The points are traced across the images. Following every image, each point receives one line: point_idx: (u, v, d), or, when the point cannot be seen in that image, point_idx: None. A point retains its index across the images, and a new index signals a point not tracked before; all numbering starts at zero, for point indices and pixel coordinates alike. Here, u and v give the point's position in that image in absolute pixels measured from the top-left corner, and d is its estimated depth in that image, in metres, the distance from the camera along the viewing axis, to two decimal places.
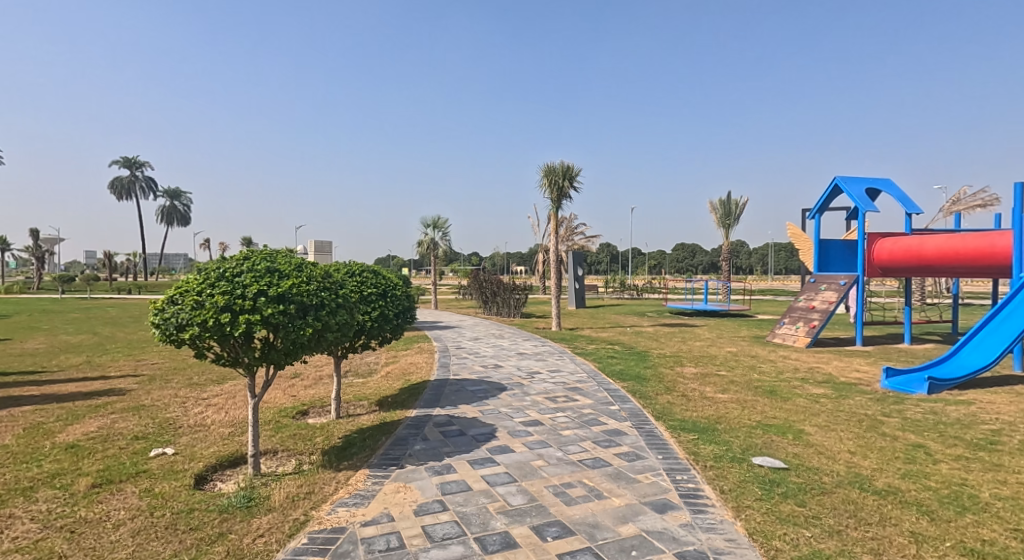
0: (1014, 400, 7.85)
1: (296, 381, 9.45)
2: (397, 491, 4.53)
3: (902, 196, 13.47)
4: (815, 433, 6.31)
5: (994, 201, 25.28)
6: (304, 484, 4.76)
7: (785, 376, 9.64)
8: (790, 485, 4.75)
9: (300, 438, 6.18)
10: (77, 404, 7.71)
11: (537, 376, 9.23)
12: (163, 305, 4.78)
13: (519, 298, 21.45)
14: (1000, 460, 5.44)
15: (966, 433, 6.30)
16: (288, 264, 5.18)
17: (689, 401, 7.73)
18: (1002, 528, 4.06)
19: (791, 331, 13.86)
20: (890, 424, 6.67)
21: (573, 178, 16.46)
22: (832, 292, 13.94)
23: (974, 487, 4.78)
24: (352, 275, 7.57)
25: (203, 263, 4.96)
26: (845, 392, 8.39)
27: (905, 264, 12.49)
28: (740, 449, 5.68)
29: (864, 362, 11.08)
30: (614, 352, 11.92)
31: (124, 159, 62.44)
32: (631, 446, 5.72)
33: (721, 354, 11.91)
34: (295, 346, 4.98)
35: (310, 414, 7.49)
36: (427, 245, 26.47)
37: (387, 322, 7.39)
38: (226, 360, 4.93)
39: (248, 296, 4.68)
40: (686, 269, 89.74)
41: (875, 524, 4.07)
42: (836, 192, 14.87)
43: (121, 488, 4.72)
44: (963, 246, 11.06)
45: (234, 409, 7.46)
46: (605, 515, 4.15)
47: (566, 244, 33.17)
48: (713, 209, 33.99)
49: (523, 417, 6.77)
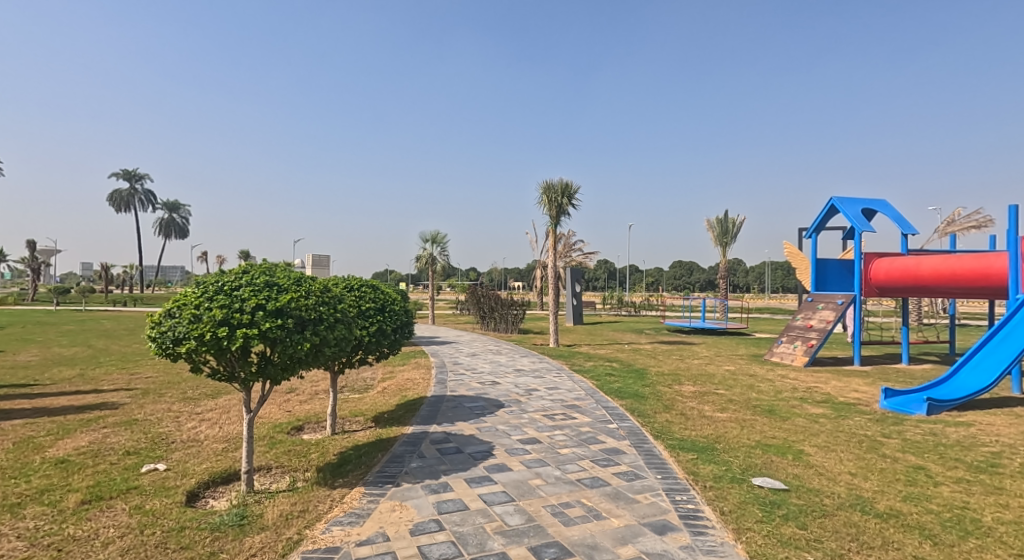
0: (1013, 423, 7.80)
1: (291, 397, 9.34)
2: (392, 509, 4.46)
3: (898, 217, 13.53)
4: (815, 453, 6.26)
5: (990, 222, 25.45)
6: (298, 502, 4.67)
7: (784, 395, 9.55)
8: (792, 507, 4.68)
9: (294, 454, 6.10)
10: (69, 418, 7.60)
11: (535, 393, 9.15)
12: (161, 319, 4.75)
13: (518, 313, 21.24)
14: (1001, 482, 5.39)
15: (965, 455, 6.25)
16: (287, 279, 5.16)
17: (688, 419, 7.66)
18: (1006, 553, 4.01)
19: (789, 350, 13.84)
20: (890, 445, 6.63)
21: (572, 195, 16.53)
22: (829, 311, 13.86)
23: (976, 511, 4.72)
24: (351, 290, 7.55)
25: (202, 276, 4.94)
26: (844, 413, 8.31)
27: (902, 283, 12.47)
28: (739, 469, 5.63)
29: (862, 383, 11.00)
30: (612, 369, 11.80)
31: (125, 172, 62.27)
32: (629, 465, 5.66)
33: (720, 372, 11.86)
34: (292, 361, 4.91)
35: (306, 429, 7.40)
36: (425, 260, 26.51)
37: (385, 337, 7.34)
38: (222, 375, 4.88)
39: (246, 310, 4.65)
40: (683, 287, 89.86)
41: (877, 548, 4.02)
42: (832, 213, 14.95)
43: (111, 505, 4.63)
44: (959, 267, 11.06)
45: (229, 424, 7.38)
46: (604, 536, 4.08)
47: (564, 260, 33.22)
48: (710, 227, 34.07)
49: (521, 434, 6.71)
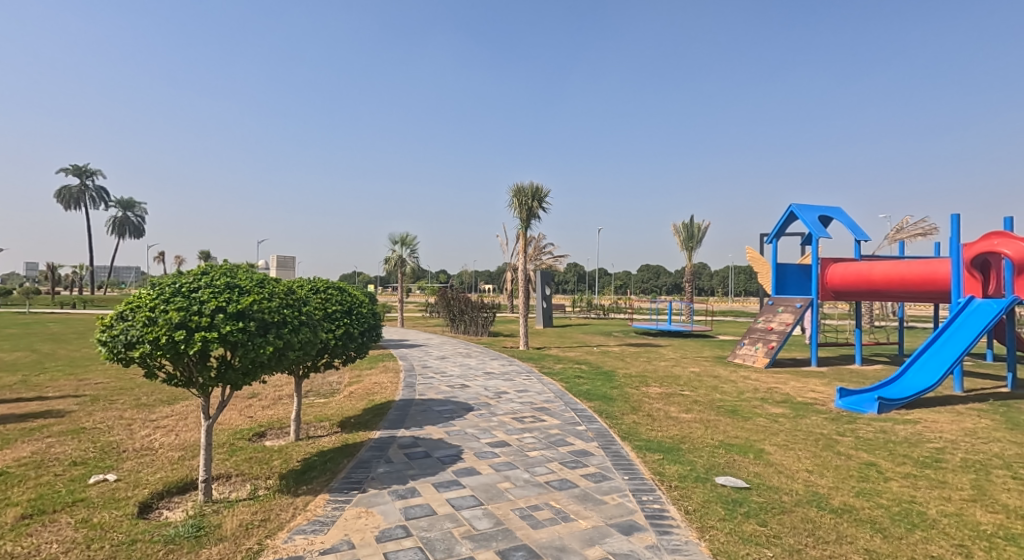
0: (958, 420, 8.11)
1: (253, 402, 9.06)
2: (358, 516, 4.34)
3: (852, 223, 13.96)
4: (775, 451, 6.37)
5: (935, 230, 26.55)
6: (259, 510, 4.51)
7: (746, 396, 9.74)
8: (753, 504, 4.74)
9: (255, 462, 5.90)
10: (10, 427, 7.20)
11: (504, 395, 9.10)
12: (112, 322, 4.53)
13: (488, 316, 21.13)
14: (945, 476, 5.59)
15: (913, 451, 6.46)
16: (249, 280, 4.98)
17: (654, 420, 7.72)
18: (949, 544, 4.13)
19: (751, 352, 14.13)
20: (844, 442, 6.79)
21: (542, 199, 16.55)
22: (788, 314, 14.21)
23: (923, 504, 4.86)
24: (316, 292, 7.37)
25: (157, 278, 4.73)
26: (803, 412, 8.50)
27: (855, 287, 12.84)
28: (703, 468, 5.68)
29: (820, 383, 11.30)
30: (580, 372, 11.84)
31: (75, 168, 59.81)
32: (597, 466, 5.65)
33: (685, 374, 12.02)
34: (254, 366, 4.73)
35: (268, 435, 7.18)
36: (394, 262, 26.17)
37: (351, 341, 7.18)
38: (178, 381, 4.69)
39: (205, 313, 4.46)
40: (650, 290, 91.23)
41: (832, 542, 4.09)
42: (791, 220, 15.33)
43: (54, 519, 4.38)
44: (909, 272, 11.47)
45: (185, 431, 7.11)
46: (572, 538, 4.05)
47: (534, 263, 33.32)
48: (676, 232, 34.64)
49: (490, 437, 6.64)
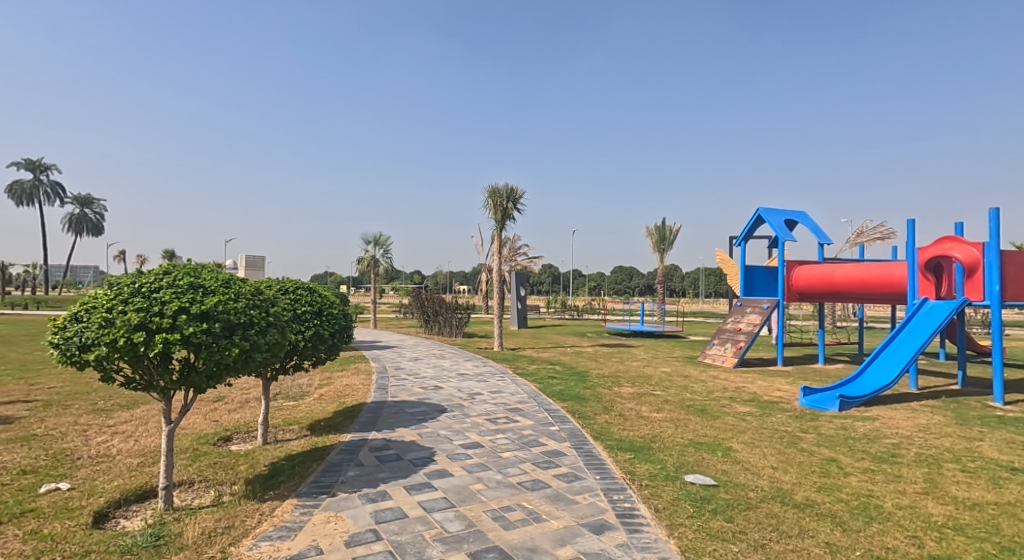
0: (914, 416, 8.38)
1: (219, 406, 8.85)
2: (327, 521, 4.26)
3: (816, 226, 14.32)
4: (741, 449, 6.48)
5: (893, 233, 27.43)
6: (223, 517, 4.39)
7: (715, 395, 9.90)
8: (719, 501, 4.80)
9: (220, 467, 5.75)
10: None
11: (477, 397, 9.07)
12: (66, 323, 4.37)
13: (462, 317, 21.04)
14: (900, 470, 5.76)
15: (871, 447, 6.65)
16: (214, 281, 4.85)
17: (625, 420, 7.79)
18: (903, 535, 4.25)
19: (721, 352, 14.37)
20: (808, 439, 6.95)
21: (517, 200, 16.56)
22: (756, 314, 14.50)
23: (880, 497, 5.00)
24: (285, 293, 7.24)
25: (116, 277, 4.58)
26: (768, 411, 8.68)
27: (819, 289, 13.17)
28: (672, 467, 5.74)
29: (786, 382, 11.55)
30: (553, 372, 11.88)
31: (29, 162, 57.60)
32: (569, 467, 5.67)
33: (657, 374, 12.17)
34: (219, 369, 4.60)
35: (234, 440, 7.01)
36: (367, 262, 25.88)
37: (322, 342, 7.06)
38: (138, 384, 4.55)
39: (166, 314, 4.33)
40: (623, 291, 92.13)
41: (794, 537, 4.17)
42: (759, 223, 15.66)
43: (1, 532, 4.19)
44: (868, 274, 11.81)
45: (145, 437, 6.90)
46: (543, 538, 4.04)
47: (509, 263, 33.33)
48: (648, 234, 35.07)
49: (462, 439, 6.61)
